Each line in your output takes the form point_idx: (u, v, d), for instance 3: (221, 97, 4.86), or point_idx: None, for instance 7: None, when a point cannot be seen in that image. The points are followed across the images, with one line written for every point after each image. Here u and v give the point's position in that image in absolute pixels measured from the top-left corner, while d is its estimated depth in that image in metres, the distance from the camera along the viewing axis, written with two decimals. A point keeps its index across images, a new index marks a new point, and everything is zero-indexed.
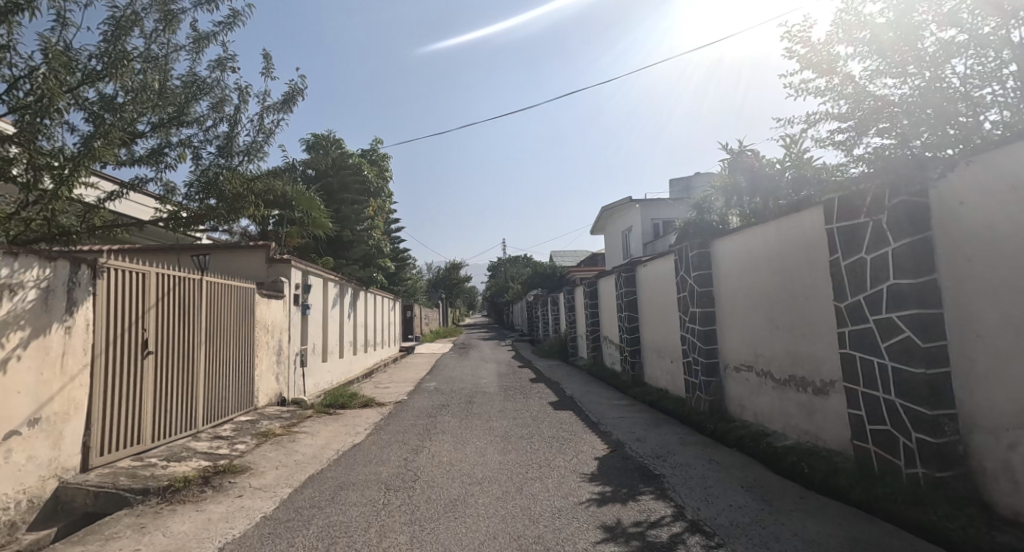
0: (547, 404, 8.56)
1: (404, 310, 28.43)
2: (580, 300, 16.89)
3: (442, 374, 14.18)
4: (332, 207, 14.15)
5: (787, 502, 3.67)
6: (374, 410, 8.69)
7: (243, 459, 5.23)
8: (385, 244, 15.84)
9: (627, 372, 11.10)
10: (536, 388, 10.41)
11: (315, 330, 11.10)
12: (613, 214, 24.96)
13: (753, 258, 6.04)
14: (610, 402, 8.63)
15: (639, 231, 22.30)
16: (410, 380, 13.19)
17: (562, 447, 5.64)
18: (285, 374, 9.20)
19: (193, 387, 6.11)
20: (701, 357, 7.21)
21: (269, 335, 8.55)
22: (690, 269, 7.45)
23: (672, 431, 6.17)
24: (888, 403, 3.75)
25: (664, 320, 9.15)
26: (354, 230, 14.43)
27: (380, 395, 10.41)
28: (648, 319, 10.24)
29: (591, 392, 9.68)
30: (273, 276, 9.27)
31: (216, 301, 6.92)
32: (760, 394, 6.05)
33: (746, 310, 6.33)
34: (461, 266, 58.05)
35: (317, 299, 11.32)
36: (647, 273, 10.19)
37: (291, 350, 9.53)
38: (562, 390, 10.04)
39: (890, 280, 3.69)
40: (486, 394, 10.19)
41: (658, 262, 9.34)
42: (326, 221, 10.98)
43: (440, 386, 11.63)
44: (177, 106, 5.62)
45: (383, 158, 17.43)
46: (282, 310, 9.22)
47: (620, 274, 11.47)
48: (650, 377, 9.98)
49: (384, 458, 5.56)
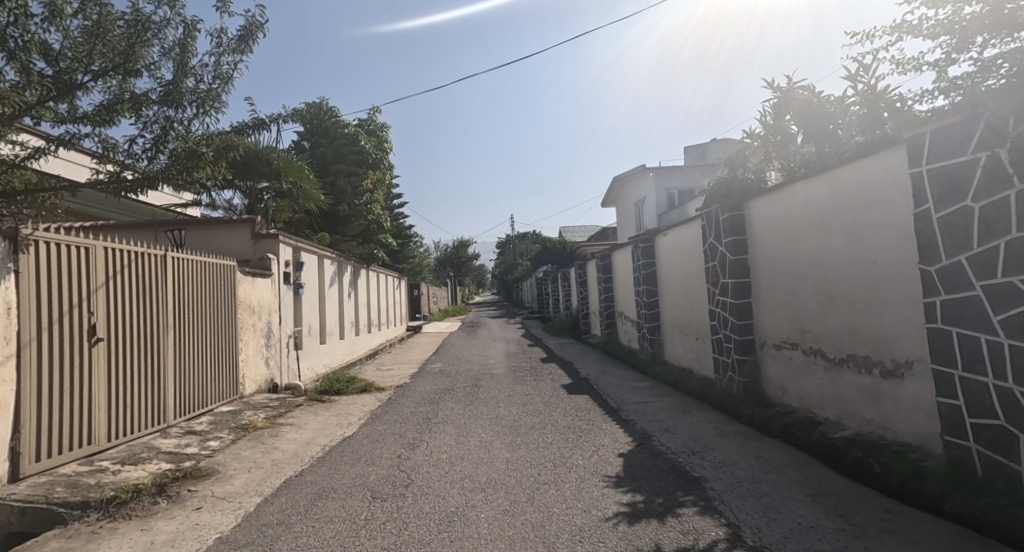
0: (560, 387, 7.83)
1: (411, 289, 27.74)
2: (593, 274, 16.07)
3: (448, 354, 13.49)
4: (328, 179, 13.32)
5: (870, 517, 2.89)
6: (372, 396, 8.01)
7: (212, 460, 4.53)
8: (386, 219, 15.03)
9: (645, 350, 10.32)
10: (548, 369, 9.68)
11: (311, 311, 10.42)
12: (625, 185, 23.93)
13: (801, 218, 5.19)
14: (628, 384, 7.85)
15: (653, 202, 21.30)
16: (415, 361, 12.51)
17: (579, 440, 4.89)
18: (276, 358, 8.54)
19: (161, 378, 5.42)
20: (734, 334, 6.38)
21: (256, 318, 7.86)
22: (721, 235, 6.58)
23: (705, 419, 5.38)
24: (1000, 392, 2.94)
25: (688, 293, 8.32)
26: (351, 205, 13.62)
27: (381, 379, 9.76)
28: (669, 293, 9.40)
29: (607, 373, 8.92)
30: (260, 253, 8.60)
31: (188, 280, 6.20)
32: (807, 376, 5.22)
33: (789, 281, 5.49)
34: (469, 244, 57.17)
35: (312, 277, 10.60)
36: (668, 244, 9.33)
37: (282, 333, 8.84)
38: (575, 371, 9.28)
39: (1011, 235, 2.83)
40: (494, 376, 9.45)
41: (682, 230, 8.48)
42: (318, 194, 10.23)
43: (445, 368, 10.94)
44: (121, 52, 4.79)
45: (383, 128, 16.57)
46: (271, 290, 8.52)
47: (636, 245, 10.60)
48: (673, 356, 9.18)
49: (376, 455, 4.84)
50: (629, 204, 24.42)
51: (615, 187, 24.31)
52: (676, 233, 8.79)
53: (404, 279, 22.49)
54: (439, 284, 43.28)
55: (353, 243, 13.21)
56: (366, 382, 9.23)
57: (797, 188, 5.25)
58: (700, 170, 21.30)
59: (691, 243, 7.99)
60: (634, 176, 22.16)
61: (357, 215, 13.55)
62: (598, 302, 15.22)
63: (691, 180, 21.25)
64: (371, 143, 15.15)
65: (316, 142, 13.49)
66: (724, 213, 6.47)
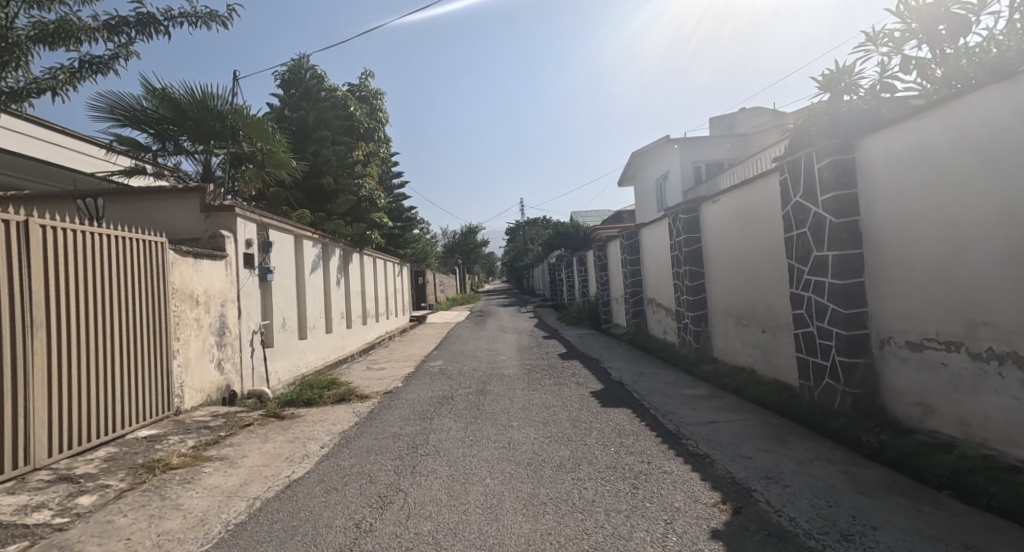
0: (590, 396, 6.09)
1: (415, 276, 26.14)
2: (614, 256, 14.26)
3: (451, 349, 11.84)
4: (308, 148, 11.51)
5: None
6: (348, 408, 6.35)
7: (59, 539, 2.88)
8: (380, 196, 13.25)
9: (687, 345, 8.54)
10: (570, 370, 7.94)
11: (283, 301, 8.77)
12: (645, 159, 21.99)
13: (964, 153, 3.45)
14: (676, 390, 6.08)
15: (678, 176, 19.37)
16: (413, 358, 10.86)
17: (636, 497, 3.17)
18: (234, 358, 6.90)
19: (29, 400, 3.79)
20: (835, 327, 4.56)
21: (202, 309, 6.23)
22: (814, 189, 4.77)
23: (820, 454, 3.62)
24: None
25: (752, 273, 6.53)
26: (337, 178, 11.72)
27: (368, 383, 8.11)
28: (722, 275, 7.61)
29: (645, 374, 7.17)
30: (212, 230, 7.04)
31: (84, 258, 4.55)
32: (979, 392, 3.40)
33: (936, 248, 3.73)
34: (477, 230, 55.32)
35: (286, 260, 8.95)
36: (719, 211, 7.54)
37: (242, 328, 7.20)
38: (604, 372, 7.54)
39: None
40: (505, 379, 7.77)
41: (743, 193, 6.67)
42: (292, 159, 8.52)
43: (446, 367, 9.27)
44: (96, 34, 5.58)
45: (376, 95, 14.84)
46: (226, 274, 6.86)
47: (675, 216, 8.77)
48: (730, 353, 7.38)
49: (322, 522, 3.17)
50: (649, 181, 22.56)
51: (635, 162, 22.39)
52: (733, 197, 6.99)
53: (406, 265, 20.86)
54: (446, 272, 41.56)
55: (339, 222, 11.31)
56: (346, 387, 7.59)
57: (958, 105, 3.48)
58: (728, 141, 19.43)
59: (760, 206, 6.21)
60: (655, 149, 20.29)
61: (343, 189, 11.59)
62: (622, 287, 13.44)
63: (718, 152, 19.37)
64: (360, 109, 13.27)
65: (295, 105, 11.69)
66: (819, 159, 4.69)
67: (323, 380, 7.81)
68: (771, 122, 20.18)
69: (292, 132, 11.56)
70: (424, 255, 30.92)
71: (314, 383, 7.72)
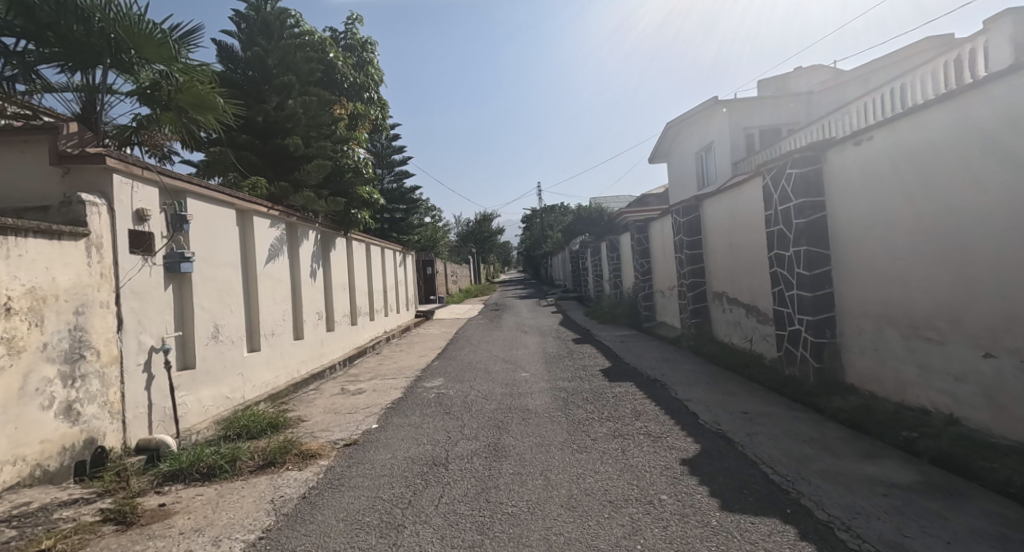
0: (688, 477, 3.39)
1: (423, 266, 23.53)
2: (660, 239, 11.52)
3: (457, 358, 9.30)
4: (272, 97, 9.03)
5: None
6: (270, 488, 3.78)
7: None
8: (368, 164, 10.63)
9: (799, 364, 5.78)
10: (628, 406, 5.27)
11: (215, 302, 6.24)
12: (684, 128, 19.08)
13: None
14: (846, 466, 3.34)
15: (726, 145, 16.46)
16: (406, 373, 8.34)
17: None
18: (104, 396, 4.34)
19: None
20: None
21: (21, 322, 3.66)
22: None
23: None
24: None
25: (967, 253, 3.76)
26: (308, 139, 9.19)
27: (330, 423, 5.56)
28: (871, 256, 4.83)
29: (757, 418, 4.46)
30: (70, 193, 4.48)
31: None
32: None
33: None
34: (491, 218, 52.65)
35: (219, 244, 6.41)
36: (868, 155, 4.76)
37: (123, 345, 4.65)
38: (685, 413, 4.84)
39: None
40: (530, 419, 5.12)
41: (944, 115, 3.88)
42: (221, 97, 5.97)
43: (446, 391, 6.70)
44: None
45: (367, 44, 12.15)
46: (85, 262, 4.28)
47: (779, 174, 5.94)
48: (891, 386, 4.62)
49: None
50: (687, 155, 19.70)
51: (672, 132, 19.51)
52: (911, 124, 4.21)
53: (410, 252, 18.30)
54: (459, 261, 39.00)
55: (310, 194, 8.85)
56: (286, 436, 5.03)
57: None
58: (784, 104, 16.50)
59: (1002, 128, 3.43)
60: (697, 115, 17.41)
61: (316, 154, 9.05)
62: (673, 276, 10.67)
63: (773, 116, 16.46)
64: (339, 57, 10.70)
65: (249, 40, 9.01)
66: None
67: (254, 421, 5.22)
68: (834, 80, 17.16)
69: (250, 77, 9.05)
70: (432, 242, 28.35)
71: (239, 428, 5.15)
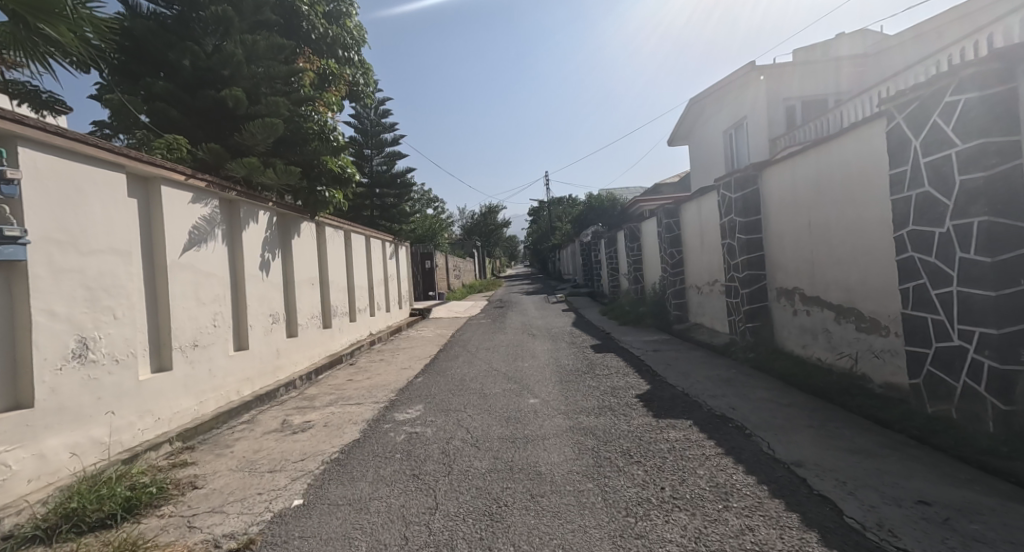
0: None
1: (420, 259, 21.52)
2: (698, 225, 9.46)
3: (447, 373, 7.32)
4: (207, 40, 7.02)
5: None
6: None
7: None
8: (339, 133, 8.62)
9: (961, 401, 3.72)
10: (704, 478, 3.24)
11: (82, 305, 4.27)
12: (711, 102, 16.93)
13: None
14: None
15: (762, 118, 14.31)
16: (377, 395, 6.36)
17: None
18: None
19: None
20: None
21: None
22: None
23: None
24: None
25: None
26: (255, 95, 7.19)
27: (233, 494, 3.59)
28: None
29: (963, 526, 2.43)
30: None
31: None
32: None
33: None
34: (496, 210, 50.52)
35: (92, 222, 4.43)
36: None
37: None
38: (815, 501, 2.81)
39: None
40: (543, 503, 3.10)
41: None
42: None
43: (421, 432, 4.71)
44: None
45: None
46: None
47: (928, 109, 3.84)
48: None
49: None
50: (713, 134, 17.57)
51: (696, 107, 17.37)
52: None
53: (403, 243, 16.29)
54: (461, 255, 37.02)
55: (255, 163, 6.87)
56: (124, 534, 3.00)
57: None
58: (829, 69, 14.34)
59: None
60: (728, 86, 15.25)
61: (264, 112, 7.04)
62: (717, 269, 8.59)
63: (816, 84, 14.31)
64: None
65: None
66: None
67: (89, 503, 3.18)
68: (885, 43, 14.97)
69: (179, 13, 7.01)
70: (432, 233, 26.37)
71: (58, 516, 3.11)
